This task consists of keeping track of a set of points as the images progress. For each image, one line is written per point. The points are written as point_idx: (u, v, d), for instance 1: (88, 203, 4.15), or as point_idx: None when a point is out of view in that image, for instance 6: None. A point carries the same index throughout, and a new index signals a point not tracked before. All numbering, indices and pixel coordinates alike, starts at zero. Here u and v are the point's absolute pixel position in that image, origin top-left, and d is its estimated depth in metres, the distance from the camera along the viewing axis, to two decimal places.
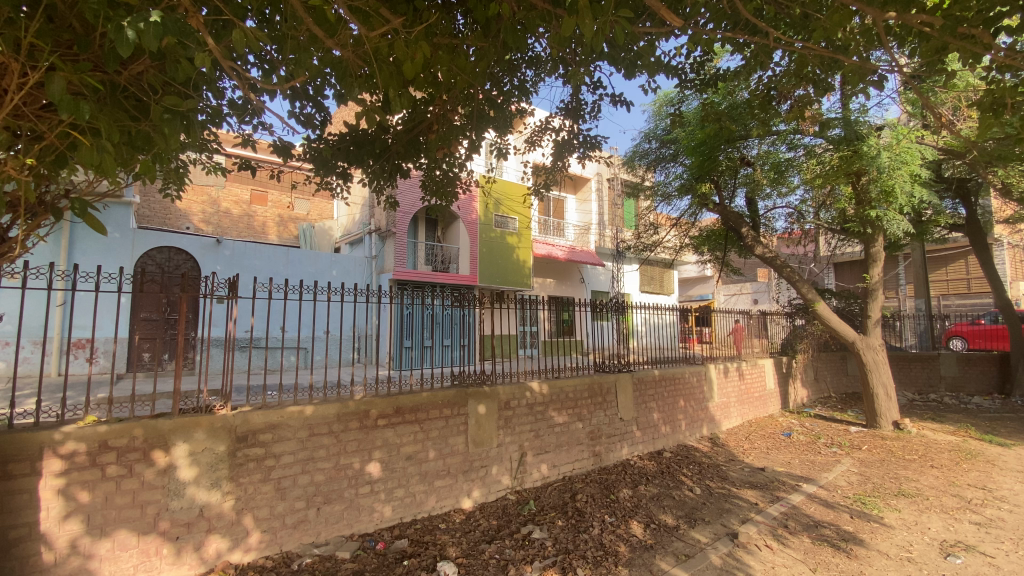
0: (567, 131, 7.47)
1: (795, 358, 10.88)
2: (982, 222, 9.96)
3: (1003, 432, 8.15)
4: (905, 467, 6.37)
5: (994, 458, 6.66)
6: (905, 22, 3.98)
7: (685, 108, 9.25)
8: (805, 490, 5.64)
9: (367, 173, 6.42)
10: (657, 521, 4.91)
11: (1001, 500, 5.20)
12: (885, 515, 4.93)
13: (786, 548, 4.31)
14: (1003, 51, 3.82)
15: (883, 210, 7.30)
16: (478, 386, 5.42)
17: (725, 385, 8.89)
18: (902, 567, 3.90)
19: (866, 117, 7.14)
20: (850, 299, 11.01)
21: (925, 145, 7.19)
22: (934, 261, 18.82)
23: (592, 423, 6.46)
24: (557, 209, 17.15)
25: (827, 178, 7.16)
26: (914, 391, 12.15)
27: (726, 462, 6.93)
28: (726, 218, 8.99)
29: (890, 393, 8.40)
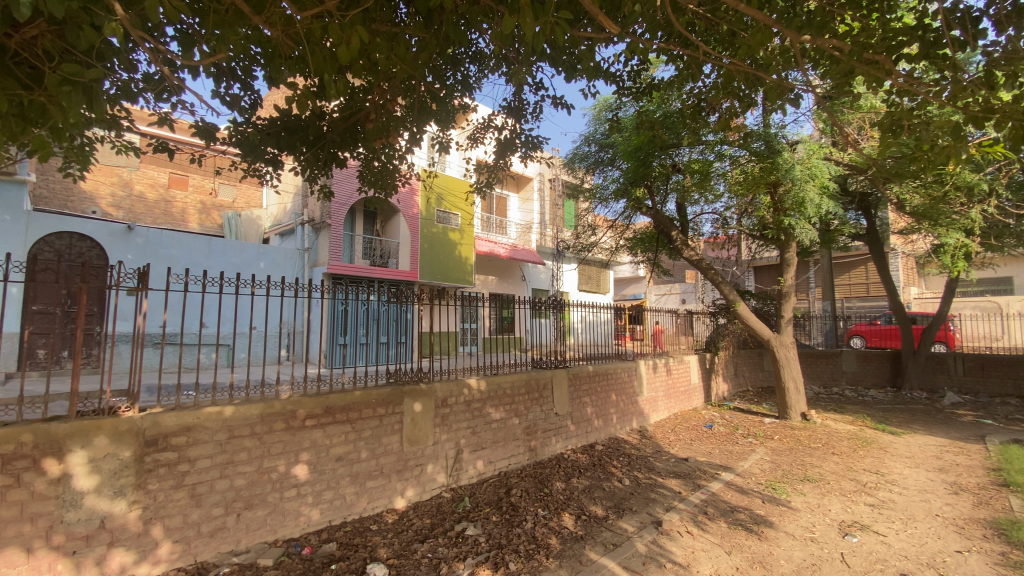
0: (509, 130, 7.50)
1: (717, 354, 11.60)
2: (880, 233, 11.03)
3: (893, 421, 9.10)
4: (810, 454, 6.97)
5: (885, 445, 7.44)
6: (818, 45, 4.34)
7: (623, 114, 9.59)
8: (723, 478, 6.03)
9: (300, 161, 6.12)
10: (588, 512, 5.06)
11: (890, 483, 5.81)
12: (792, 499, 5.37)
13: (705, 533, 4.59)
14: (903, 77, 4.24)
15: (796, 219, 7.93)
16: (415, 384, 5.33)
17: (654, 380, 9.31)
18: (805, 547, 4.27)
19: (784, 132, 7.71)
20: (767, 300, 11.91)
21: (831, 161, 7.85)
22: (840, 267, 20.71)
23: (528, 419, 6.54)
24: (500, 206, 17.20)
25: (748, 186, 7.68)
26: (820, 384, 13.33)
27: (653, 453, 7.26)
28: (658, 222, 9.43)
29: (799, 387, 9.12)
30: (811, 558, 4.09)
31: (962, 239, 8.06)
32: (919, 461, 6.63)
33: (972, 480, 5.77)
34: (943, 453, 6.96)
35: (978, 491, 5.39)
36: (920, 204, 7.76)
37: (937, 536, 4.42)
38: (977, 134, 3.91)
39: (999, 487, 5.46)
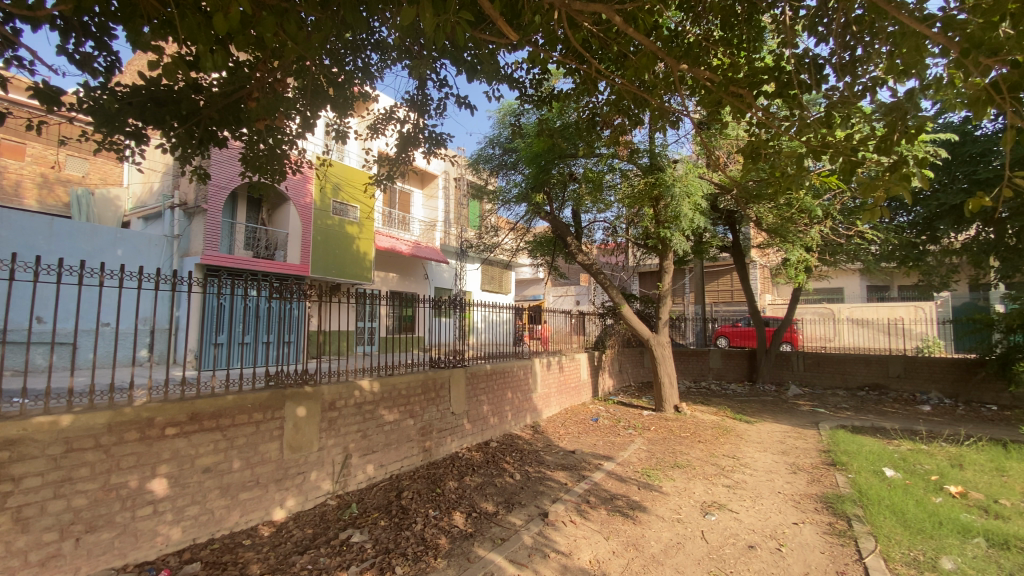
0: (412, 124, 7.34)
1: (605, 352, 12.37)
2: (743, 246, 12.51)
3: (748, 411, 10.38)
4: (680, 442, 7.72)
5: (741, 433, 8.46)
6: (694, 75, 4.85)
7: (525, 120, 9.87)
8: (605, 468, 6.46)
9: (170, 137, 5.45)
10: (479, 510, 5.13)
11: (744, 466, 6.62)
12: (664, 484, 5.89)
13: (587, 521, 4.88)
14: (760, 112, 4.83)
15: (674, 231, 8.72)
16: (298, 387, 5.01)
17: (547, 377, 9.67)
18: (673, 527, 4.73)
19: (667, 151, 8.44)
20: (649, 303, 13.00)
21: (705, 180, 8.74)
22: (711, 275, 23.19)
23: (423, 419, 6.46)
24: (403, 201, 16.78)
25: (635, 198, 8.46)
26: (691, 378, 14.83)
27: (544, 447, 7.54)
28: (555, 227, 9.84)
29: (673, 382, 10.01)
30: (677, 537, 4.53)
31: (804, 255, 9.43)
32: (767, 446, 7.63)
33: (807, 461, 6.77)
34: (786, 439, 8.08)
35: (811, 470, 6.34)
36: (773, 223, 8.96)
37: (779, 510, 5.11)
38: (815, 165, 4.57)
39: (826, 466, 6.46)
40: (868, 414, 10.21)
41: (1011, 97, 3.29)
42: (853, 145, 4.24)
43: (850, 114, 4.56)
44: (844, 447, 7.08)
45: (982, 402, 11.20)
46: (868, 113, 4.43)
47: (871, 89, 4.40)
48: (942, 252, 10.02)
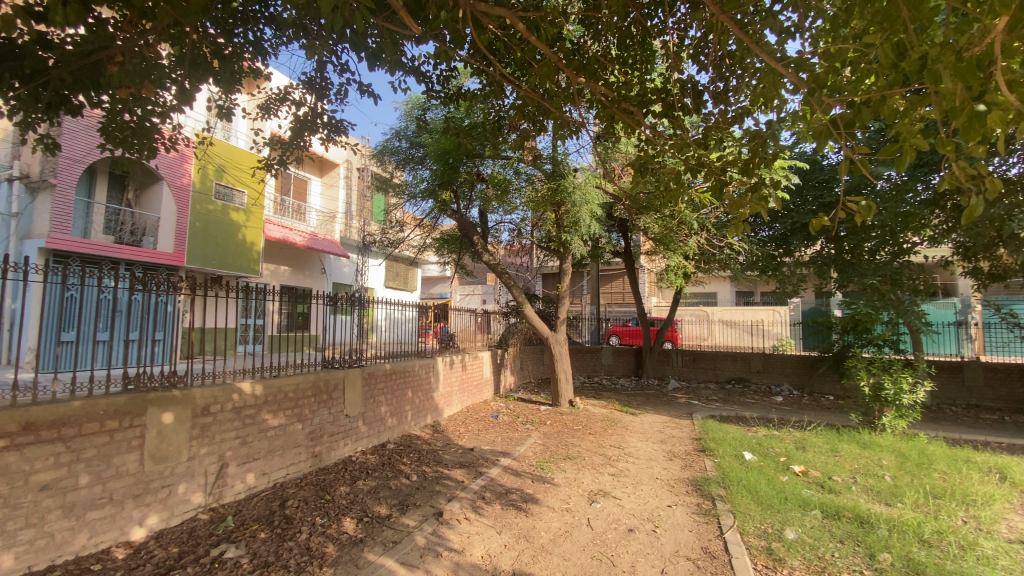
0: (309, 107, 6.89)
1: (507, 350, 12.62)
2: (634, 252, 13.49)
3: (635, 404, 11.19)
4: (573, 435, 8.11)
5: (627, 424, 9.11)
6: (592, 89, 5.16)
7: (433, 114, 9.75)
8: (501, 464, 6.60)
9: (9, 98, 4.62)
10: (371, 513, 4.98)
11: (628, 455, 7.14)
12: (556, 476, 6.17)
13: (481, 517, 4.95)
14: (648, 128, 5.25)
15: (574, 235, 9.14)
16: (164, 391, 4.49)
17: (449, 375, 9.63)
18: (562, 516, 4.97)
19: (568, 159, 8.84)
20: (550, 303, 13.52)
21: (601, 189, 9.27)
22: (606, 279, 24.69)
23: (313, 423, 6.11)
24: (299, 189, 15.71)
25: (538, 202, 8.80)
26: (586, 374, 15.67)
27: (443, 446, 7.50)
28: (461, 226, 9.86)
29: (569, 378, 10.49)
30: (566, 526, 4.76)
31: (683, 261, 10.43)
32: (649, 436, 8.30)
33: (681, 449, 7.48)
34: (664, 428, 8.86)
35: (684, 457, 7.01)
36: (659, 232, 9.77)
37: (656, 494, 5.59)
38: (695, 180, 5.03)
39: (697, 453, 7.19)
40: (733, 404, 11.51)
41: (845, 132, 3.86)
42: (723, 167, 4.75)
43: (723, 137, 5.11)
44: (712, 434, 7.93)
45: (821, 392, 13.15)
46: (736, 137, 5.00)
47: (739, 116, 4.97)
48: (794, 263, 11.57)
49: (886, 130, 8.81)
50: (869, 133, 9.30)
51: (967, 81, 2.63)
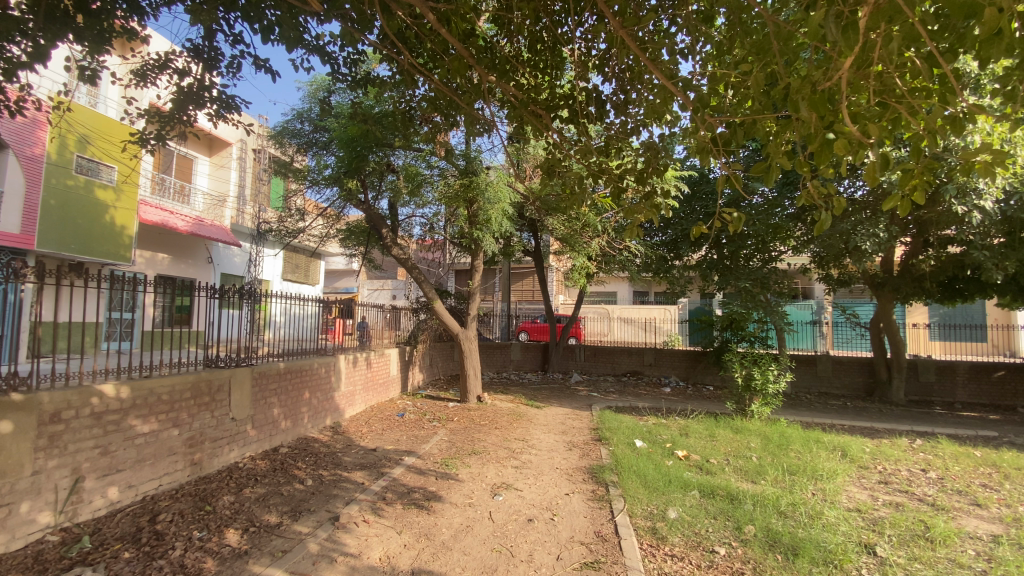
0: (196, 79, 6.20)
1: (416, 348, 12.39)
2: (543, 252, 13.92)
3: (541, 398, 11.56)
4: (479, 431, 8.18)
5: (532, 417, 9.38)
6: (502, 88, 5.27)
7: (339, 98, 9.31)
8: (405, 463, 6.47)
9: None
10: (258, 523, 4.64)
11: (531, 447, 7.35)
12: (460, 472, 6.18)
13: (381, 518, 4.81)
14: (555, 132, 5.47)
15: (486, 232, 9.18)
16: (1, 396, 3.84)
17: (352, 374, 9.21)
18: (464, 512, 4.99)
19: (481, 156, 8.88)
20: (461, 300, 13.51)
21: (513, 189, 9.41)
22: (517, 276, 25.23)
23: (192, 428, 5.54)
24: (183, 168, 14.14)
25: (450, 198, 8.77)
26: (494, 370, 15.88)
27: (343, 448, 7.18)
28: (369, 217, 9.52)
29: (477, 374, 10.49)
30: (467, 521, 4.80)
31: (586, 262, 10.94)
32: (551, 428, 8.62)
33: (580, 439, 7.86)
34: (567, 420, 9.26)
35: (583, 446, 7.38)
36: (565, 232, 10.13)
37: (555, 484, 5.82)
38: (598, 186, 5.30)
39: (594, 442, 7.60)
40: (628, 395, 12.36)
41: (723, 150, 4.29)
42: (621, 174, 5.08)
43: (622, 146, 5.44)
44: (609, 424, 8.42)
45: (703, 382, 14.53)
46: (635, 146, 5.33)
47: (638, 128, 5.30)
48: (682, 266, 12.65)
49: (758, 152, 10.01)
50: (743, 155, 10.53)
51: (820, 111, 3.03)
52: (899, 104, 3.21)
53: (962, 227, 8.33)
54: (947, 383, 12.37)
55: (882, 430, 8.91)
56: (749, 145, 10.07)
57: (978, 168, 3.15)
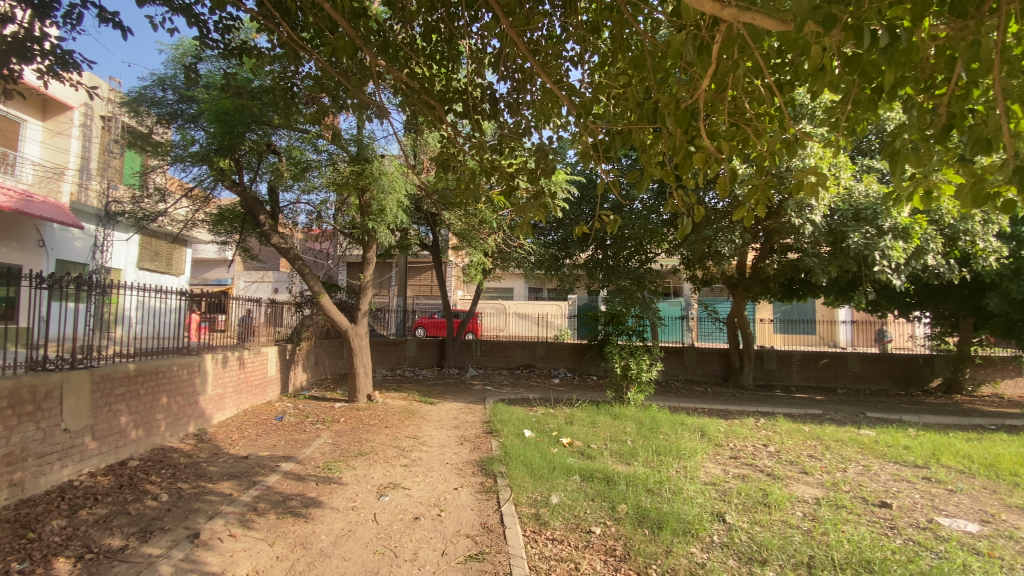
0: (21, 25, 5.16)
1: (299, 345, 11.58)
2: (441, 246, 13.79)
3: (435, 394, 11.43)
4: (366, 430, 7.86)
5: (424, 414, 9.25)
6: (394, 74, 5.11)
7: (211, 68, 8.37)
8: (281, 469, 6.01)
9: None
10: (97, 548, 4.01)
11: (421, 444, 7.25)
12: (344, 475, 5.89)
13: (250, 531, 4.42)
14: (448, 125, 5.42)
15: (378, 224, 8.84)
16: None
17: (221, 375, 8.33)
18: (346, 516, 4.76)
19: (375, 144, 8.52)
20: (351, 294, 12.88)
21: (408, 180, 9.16)
22: (414, 270, 24.73)
23: (9, 443, 4.62)
24: (4, 131, 11.77)
25: (340, 185, 8.30)
26: (387, 367, 15.36)
27: (208, 457, 6.47)
28: (245, 202, 8.67)
29: (368, 371, 10.06)
30: (350, 525, 4.60)
31: (482, 258, 11.01)
32: (443, 424, 8.56)
33: (472, 432, 7.91)
34: (459, 415, 9.26)
35: (474, 440, 7.44)
36: (462, 228, 10.06)
37: (444, 479, 5.79)
38: (491, 183, 5.35)
39: (485, 435, 7.70)
40: (521, 388, 12.70)
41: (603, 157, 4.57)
42: (513, 173, 5.19)
43: (515, 146, 5.55)
44: (500, 417, 8.59)
45: (589, 373, 15.44)
46: (527, 146, 5.46)
47: (530, 129, 5.43)
48: (572, 265, 13.18)
49: (635, 163, 10.96)
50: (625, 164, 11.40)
51: (684, 126, 3.36)
52: (747, 126, 3.66)
53: (799, 237, 9.76)
54: (786, 369, 14.46)
55: (734, 412, 10.15)
56: (629, 156, 10.96)
57: (807, 187, 3.70)
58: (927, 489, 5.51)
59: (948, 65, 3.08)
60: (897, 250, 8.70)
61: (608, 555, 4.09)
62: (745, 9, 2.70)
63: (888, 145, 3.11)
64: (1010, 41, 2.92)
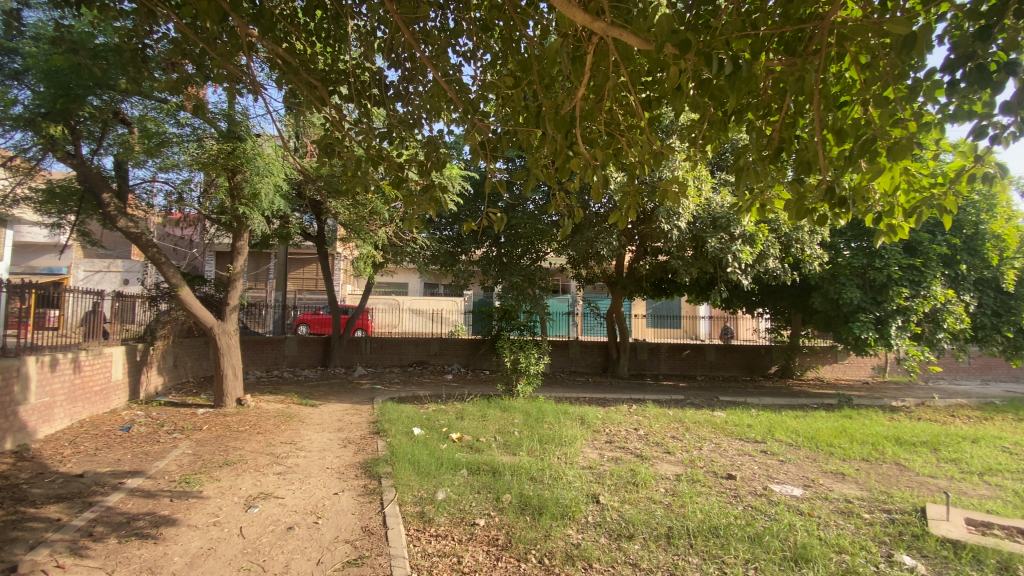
0: None
1: (153, 345, 10.18)
2: (327, 237, 12.99)
3: (316, 395, 10.77)
4: (234, 438, 7.17)
5: (303, 417, 8.68)
6: (270, 48, 4.71)
7: (39, 16, 7.03)
8: (126, 487, 5.24)
9: None
10: None
11: (298, 449, 6.78)
12: (205, 488, 5.31)
13: (84, 560, 3.81)
14: (331, 108, 5.12)
15: (251, 210, 8.07)
16: None
17: (51, 380, 7.06)
18: (206, 534, 4.30)
19: (249, 121, 7.77)
20: (220, 288, 11.63)
21: (287, 163, 8.49)
22: (298, 262, 23.08)
23: None
24: None
25: (206, 164, 7.51)
26: (263, 368, 14.13)
27: (29, 478, 5.44)
28: (84, 178, 7.42)
29: (237, 373, 9.17)
30: (211, 542, 4.17)
31: (372, 251, 10.57)
32: (326, 426, 8.09)
33: (357, 434, 7.58)
34: (343, 416, 8.83)
35: (358, 441, 7.13)
36: (348, 218, 9.58)
37: (323, 485, 5.48)
38: (377, 173, 5.14)
39: (371, 435, 7.42)
40: (411, 385, 12.47)
41: (492, 153, 4.62)
42: (402, 164, 5.06)
43: (404, 136, 5.37)
44: (387, 416, 8.34)
45: (481, 368, 15.62)
46: (417, 138, 5.32)
47: (421, 121, 5.27)
48: (467, 260, 12.98)
49: (522, 165, 11.33)
50: (516, 164, 11.69)
51: (563, 131, 3.53)
52: (622, 136, 3.95)
53: (668, 242, 10.73)
54: (657, 360, 15.93)
55: (612, 400, 10.96)
56: (515, 159, 11.30)
57: (671, 195, 4.09)
58: (763, 461, 6.41)
59: (781, 96, 3.58)
60: (745, 253, 9.96)
61: (491, 545, 4.18)
62: (612, 26, 2.92)
63: (734, 162, 3.53)
64: (826, 81, 3.47)
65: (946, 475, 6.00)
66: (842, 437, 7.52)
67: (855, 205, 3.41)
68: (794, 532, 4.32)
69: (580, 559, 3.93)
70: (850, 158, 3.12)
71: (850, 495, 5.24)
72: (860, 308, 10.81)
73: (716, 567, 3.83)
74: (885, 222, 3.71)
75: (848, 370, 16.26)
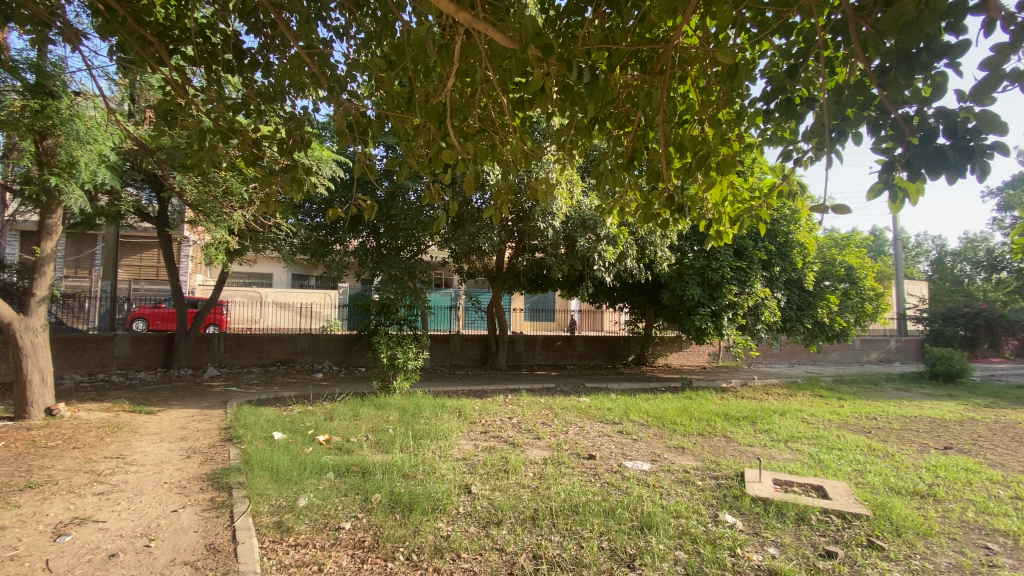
0: None
1: None
2: (170, 218, 11.35)
3: (154, 401, 9.38)
4: (41, 456, 5.94)
5: (136, 426, 7.50)
6: None
7: None
8: None
9: None
10: None
11: (129, 464, 5.85)
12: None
13: None
14: (174, 71, 4.50)
15: (65, 182, 6.74)
16: None
17: None
18: None
19: (66, 74, 6.50)
20: (23, 274, 9.57)
21: (116, 130, 7.24)
22: (134, 247, 19.90)
23: None
24: None
25: (2, 123, 6.10)
26: (85, 372, 11.93)
27: None
28: None
29: (47, 378, 7.60)
30: None
31: (227, 237, 9.47)
32: (165, 436, 7.09)
33: (204, 442, 6.76)
34: (188, 423, 7.81)
35: (206, 451, 6.37)
36: (196, 198, 8.46)
37: (159, 502, 4.79)
38: (227, 148, 4.61)
39: (223, 443, 6.67)
40: (273, 386, 11.46)
41: (362, 137, 4.40)
42: (258, 140, 4.59)
43: (263, 109, 4.88)
44: (243, 420, 7.55)
45: (355, 364, 14.96)
46: (279, 114, 4.85)
47: (283, 95, 4.81)
48: (341, 251, 12.26)
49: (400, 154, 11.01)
50: (392, 152, 11.31)
51: (434, 121, 3.50)
52: (493, 132, 4.02)
53: (543, 240, 11.24)
54: (531, 351, 16.69)
55: (488, 391, 11.19)
56: (392, 148, 10.92)
57: (539, 194, 4.27)
58: (620, 441, 7.04)
59: (635, 108, 3.93)
60: (609, 253, 10.82)
61: (357, 548, 4.01)
62: (479, 20, 2.98)
63: (593, 166, 3.80)
64: (671, 99, 3.90)
65: (760, 443, 7.14)
66: (684, 415, 8.55)
67: (691, 212, 3.86)
68: (642, 503, 4.81)
69: (448, 551, 3.95)
70: (689, 170, 3.53)
71: (687, 466, 5.98)
72: (700, 303, 12.37)
73: (575, 542, 4.10)
74: (715, 229, 4.26)
75: (690, 357, 18.56)
